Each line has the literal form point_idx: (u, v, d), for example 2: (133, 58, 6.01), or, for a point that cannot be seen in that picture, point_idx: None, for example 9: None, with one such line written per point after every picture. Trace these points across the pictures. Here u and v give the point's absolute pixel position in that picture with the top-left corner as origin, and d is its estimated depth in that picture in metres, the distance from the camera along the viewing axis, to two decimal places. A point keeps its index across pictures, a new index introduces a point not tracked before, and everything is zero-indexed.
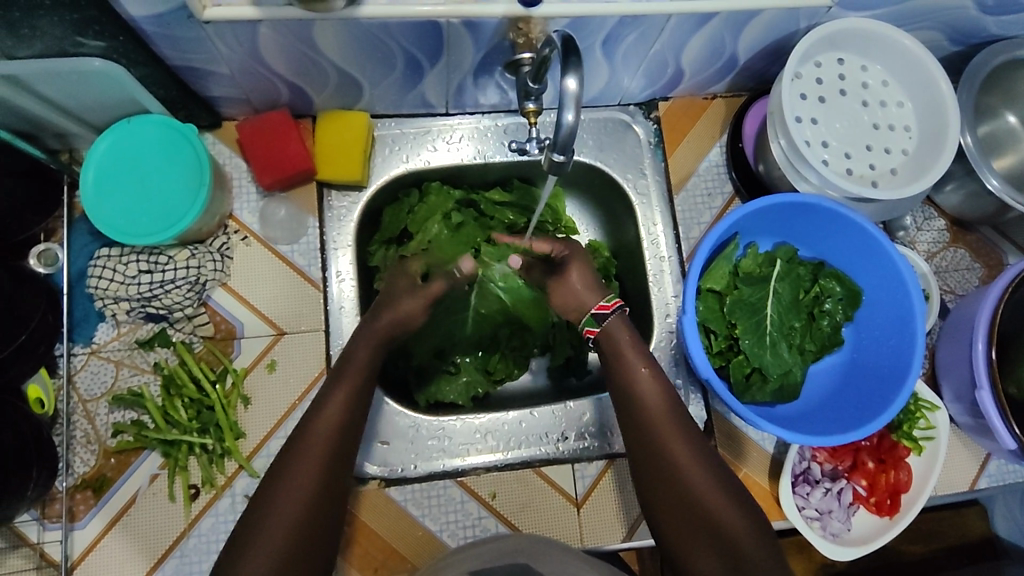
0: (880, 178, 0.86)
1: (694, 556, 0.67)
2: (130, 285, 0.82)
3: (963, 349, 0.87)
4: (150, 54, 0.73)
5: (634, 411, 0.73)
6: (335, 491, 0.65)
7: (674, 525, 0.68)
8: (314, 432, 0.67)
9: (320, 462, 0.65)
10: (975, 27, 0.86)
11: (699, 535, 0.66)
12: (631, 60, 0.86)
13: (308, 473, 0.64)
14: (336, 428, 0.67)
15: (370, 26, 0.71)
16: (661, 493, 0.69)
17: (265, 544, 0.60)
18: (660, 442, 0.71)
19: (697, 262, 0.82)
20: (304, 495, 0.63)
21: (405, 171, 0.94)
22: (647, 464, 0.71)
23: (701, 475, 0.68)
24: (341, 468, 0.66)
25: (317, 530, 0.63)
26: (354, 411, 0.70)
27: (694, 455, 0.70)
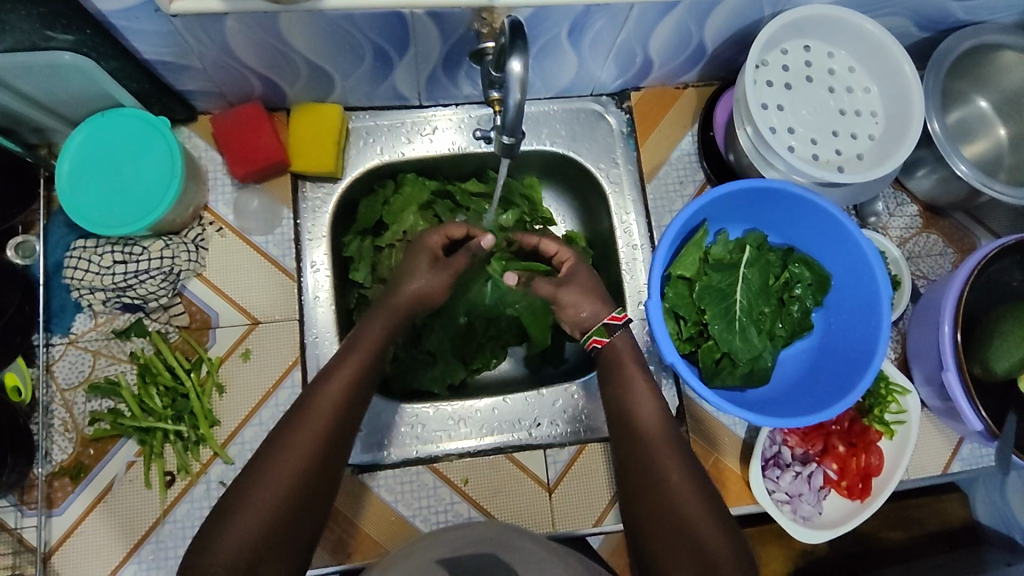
0: (846, 163, 0.87)
1: (659, 539, 0.68)
2: (105, 276, 0.84)
3: (931, 333, 0.88)
4: (121, 48, 0.75)
5: (625, 408, 0.79)
6: (322, 475, 0.67)
7: (646, 509, 0.71)
8: (309, 416, 0.69)
9: (311, 446, 0.67)
10: (941, 12, 0.86)
11: (666, 520, 0.69)
12: (599, 50, 0.87)
13: (297, 456, 0.66)
14: (333, 415, 0.69)
15: (335, 17, 0.72)
16: (637, 482, 0.73)
17: (246, 520, 0.62)
18: (644, 438, 0.75)
19: (664, 248, 0.83)
20: (290, 477, 0.65)
21: (379, 163, 0.95)
22: (631, 454, 0.75)
23: (680, 466, 0.72)
24: (332, 454, 0.68)
25: (300, 511, 0.65)
26: (352, 399, 0.72)
27: (674, 450, 0.74)
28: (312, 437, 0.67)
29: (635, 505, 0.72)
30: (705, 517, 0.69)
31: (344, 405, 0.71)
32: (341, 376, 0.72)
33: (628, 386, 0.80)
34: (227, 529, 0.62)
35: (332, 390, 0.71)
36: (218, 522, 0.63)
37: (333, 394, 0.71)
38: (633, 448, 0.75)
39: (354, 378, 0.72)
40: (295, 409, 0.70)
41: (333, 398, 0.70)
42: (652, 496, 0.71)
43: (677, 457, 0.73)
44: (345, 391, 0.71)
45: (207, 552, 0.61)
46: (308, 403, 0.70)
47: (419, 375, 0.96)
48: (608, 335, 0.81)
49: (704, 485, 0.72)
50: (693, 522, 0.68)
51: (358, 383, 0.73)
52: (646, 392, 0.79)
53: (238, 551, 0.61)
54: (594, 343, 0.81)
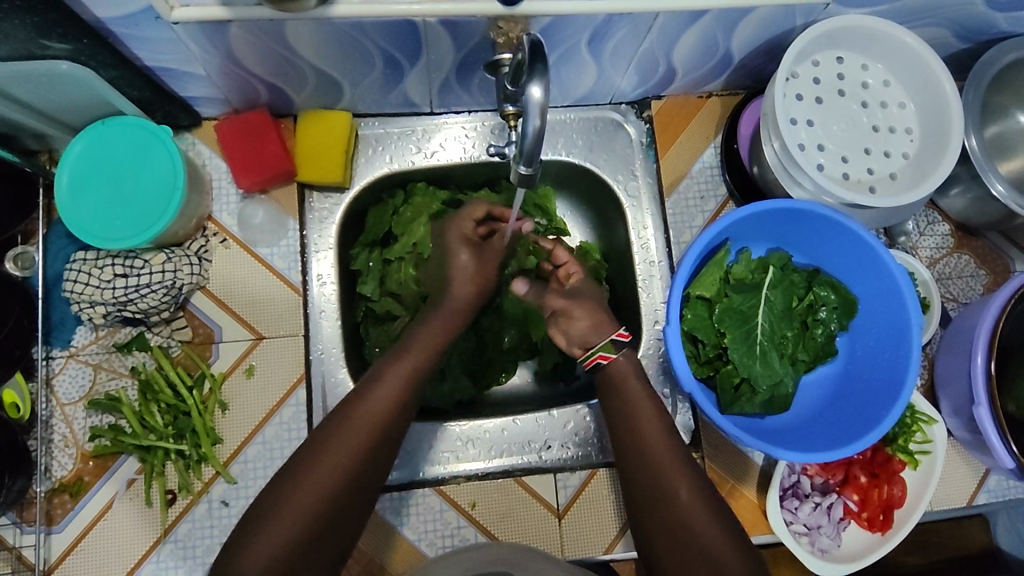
0: (878, 183, 0.83)
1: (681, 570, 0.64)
2: (105, 290, 0.80)
3: (962, 362, 0.84)
4: (120, 56, 0.71)
5: (632, 435, 0.74)
6: (361, 484, 0.64)
7: (662, 538, 0.67)
8: (356, 420, 0.66)
9: (354, 453, 0.64)
10: (984, 23, 0.82)
11: (686, 550, 0.65)
12: (620, 59, 0.83)
13: (339, 461, 0.63)
14: (378, 422, 0.67)
15: (344, 25, 0.69)
16: (650, 511, 0.68)
17: (274, 535, 0.59)
18: (654, 458, 0.71)
19: (684, 269, 0.80)
20: (330, 482, 0.62)
21: (388, 172, 0.92)
22: (642, 481, 0.70)
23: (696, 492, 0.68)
24: (375, 462, 0.66)
25: (335, 519, 0.62)
26: (401, 406, 0.69)
27: (687, 475, 0.69)
28: (356, 444, 0.65)
29: (649, 533, 0.68)
30: (728, 545, 0.65)
31: (389, 411, 0.68)
32: (388, 384, 0.69)
33: (637, 410, 0.75)
34: (261, 532, 0.60)
35: (379, 395, 0.68)
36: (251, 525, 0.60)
37: (382, 399, 0.68)
38: (643, 471, 0.70)
39: (403, 386, 0.70)
40: (341, 410, 0.68)
41: (380, 405, 0.67)
42: (666, 526, 0.67)
43: (692, 482, 0.69)
44: (395, 399, 0.69)
45: (238, 560, 0.59)
46: (354, 405, 0.67)
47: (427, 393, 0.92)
48: (615, 351, 0.80)
49: (719, 509, 0.67)
50: (713, 550, 0.64)
51: (406, 389, 0.70)
52: (653, 414, 0.75)
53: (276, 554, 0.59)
54: (600, 358, 0.80)
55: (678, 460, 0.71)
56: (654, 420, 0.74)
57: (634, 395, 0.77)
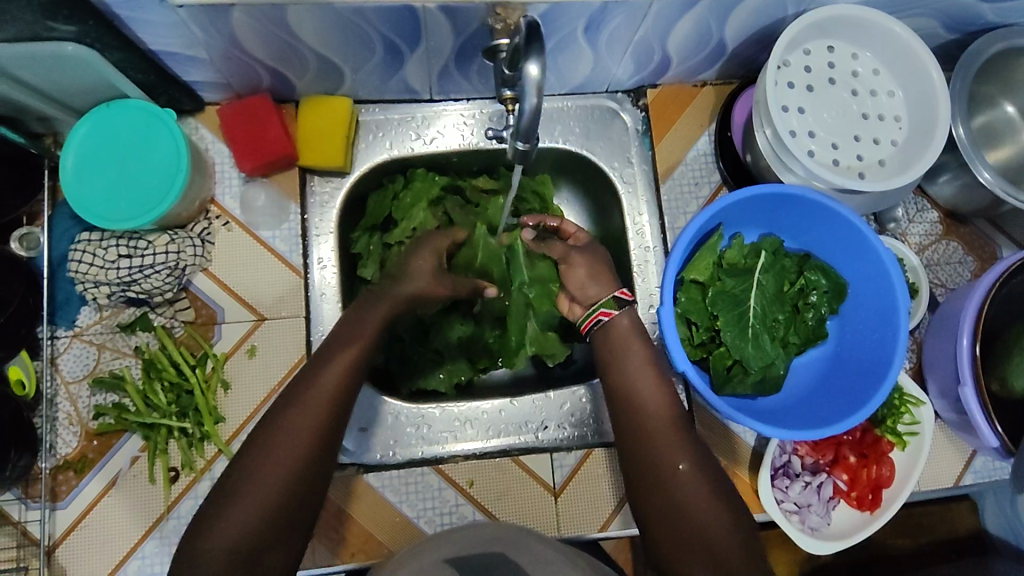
0: (868, 169, 0.84)
1: (680, 557, 0.66)
2: (109, 270, 0.82)
3: (948, 345, 0.86)
4: (125, 38, 0.73)
5: (633, 413, 0.75)
6: (319, 467, 0.64)
7: (660, 523, 0.68)
8: (307, 402, 0.66)
9: (312, 429, 0.64)
10: (971, 14, 0.84)
11: (684, 536, 0.66)
12: (616, 46, 0.84)
13: (293, 446, 0.63)
14: (331, 399, 0.66)
15: (345, 10, 0.70)
16: (649, 496, 0.69)
17: (237, 516, 0.61)
18: (652, 440, 0.72)
19: (678, 252, 0.81)
20: (286, 467, 0.62)
21: (388, 158, 0.93)
22: (641, 465, 0.71)
23: (696, 476, 0.69)
24: (331, 441, 0.65)
25: (296, 502, 0.63)
26: (351, 381, 0.68)
27: (687, 456, 0.70)
28: (310, 425, 0.65)
29: (648, 516, 0.69)
30: (724, 533, 0.66)
31: (345, 385, 0.68)
32: (337, 363, 0.68)
33: (637, 391, 0.76)
34: (222, 520, 0.61)
35: (329, 373, 0.67)
36: (213, 511, 0.61)
37: (331, 379, 0.67)
38: (644, 456, 0.71)
39: (354, 360, 0.69)
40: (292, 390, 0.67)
41: (331, 385, 0.67)
42: (666, 511, 0.68)
43: (692, 463, 0.70)
44: (343, 376, 0.68)
45: (202, 545, 0.60)
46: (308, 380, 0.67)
47: (425, 374, 0.94)
48: (616, 308, 0.80)
49: (719, 493, 0.68)
50: (710, 537, 0.65)
51: (354, 366, 0.69)
52: (656, 397, 0.75)
53: (241, 533, 0.60)
54: (601, 316, 0.81)
55: (681, 442, 0.72)
56: (656, 404, 0.75)
57: (635, 377, 0.77)
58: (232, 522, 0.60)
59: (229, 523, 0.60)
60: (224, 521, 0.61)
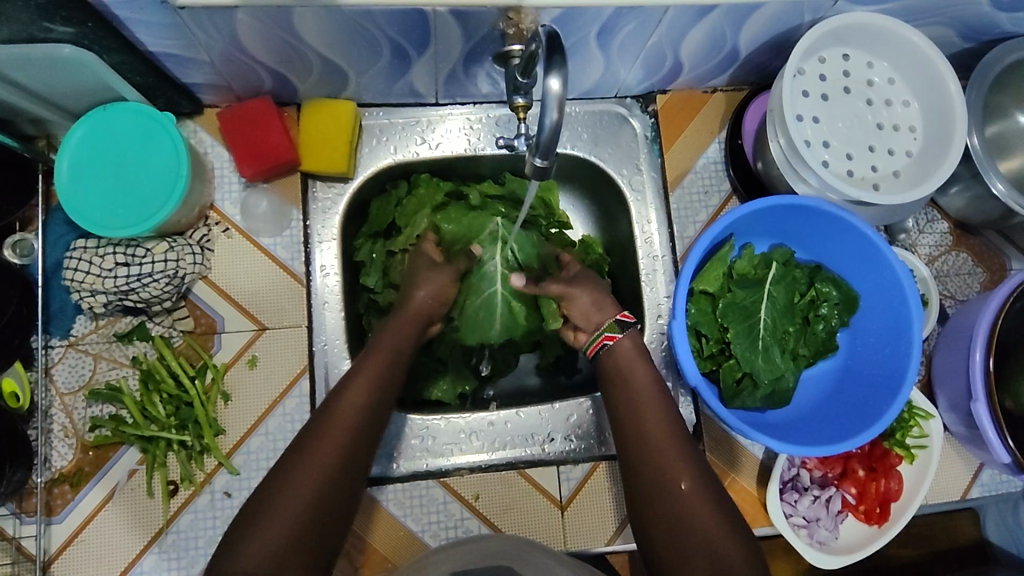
0: (882, 181, 0.83)
1: (682, 564, 0.64)
2: (106, 279, 0.79)
3: (960, 358, 0.85)
4: (124, 41, 0.70)
5: (637, 425, 0.74)
6: (339, 495, 0.63)
7: (662, 531, 0.67)
8: (328, 434, 0.65)
9: (337, 453, 0.64)
10: (988, 23, 0.82)
11: (684, 542, 0.65)
12: (628, 52, 0.82)
13: (312, 475, 0.62)
14: (353, 428, 0.67)
15: (352, 13, 0.68)
16: (651, 504, 0.68)
17: (263, 537, 0.59)
18: (656, 457, 0.70)
19: (690, 264, 0.80)
20: (309, 493, 0.61)
21: (392, 163, 0.91)
22: (643, 474, 0.70)
23: (698, 483, 0.68)
24: (353, 471, 0.65)
25: (317, 528, 0.61)
26: (370, 413, 0.69)
27: (689, 466, 0.69)
28: (332, 452, 0.64)
29: (648, 525, 0.68)
30: (728, 540, 0.64)
31: (366, 414, 0.68)
32: (356, 391, 0.69)
33: (641, 403, 0.75)
34: (241, 548, 0.58)
35: (351, 401, 0.68)
36: (231, 541, 0.59)
37: (353, 408, 0.68)
38: (646, 465, 0.71)
39: (371, 392, 0.70)
40: (313, 421, 0.67)
41: (351, 416, 0.67)
42: (666, 518, 0.67)
43: (695, 473, 0.69)
44: (364, 405, 0.68)
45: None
46: (330, 409, 0.68)
47: (430, 384, 0.92)
48: (620, 331, 0.80)
49: (720, 502, 0.67)
50: (712, 543, 0.64)
51: (374, 395, 0.70)
52: (659, 406, 0.75)
53: (268, 555, 0.58)
54: (606, 340, 0.80)
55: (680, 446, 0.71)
56: (660, 412, 0.74)
57: (638, 387, 0.76)
58: (255, 545, 0.58)
59: (253, 544, 0.58)
60: (247, 543, 0.59)
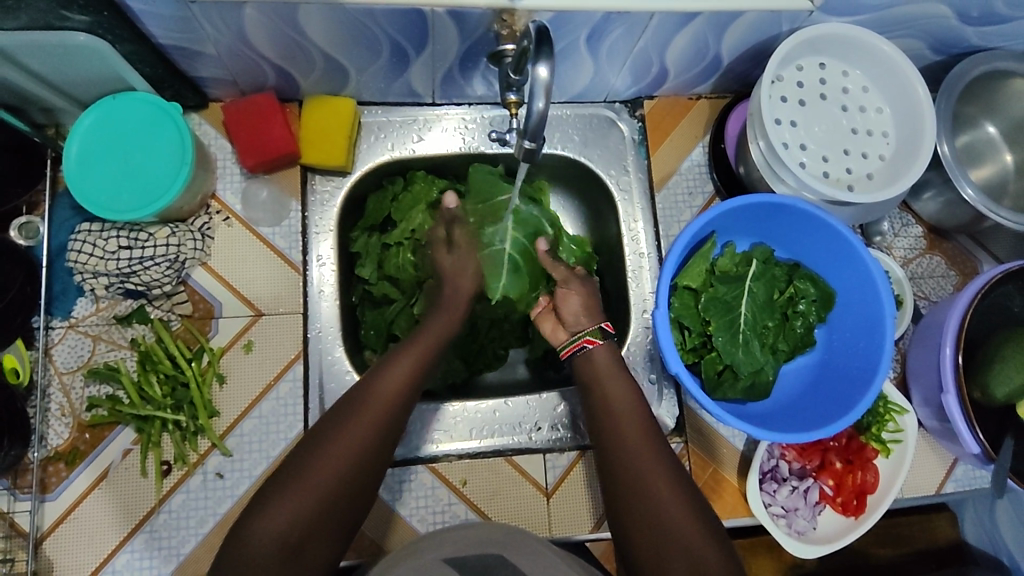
0: (856, 182, 0.87)
1: (657, 559, 0.64)
2: (109, 261, 0.82)
3: (931, 354, 0.89)
4: (136, 32, 0.74)
5: (614, 428, 0.73)
6: (365, 477, 0.64)
7: (640, 528, 0.66)
8: (364, 416, 0.66)
9: (372, 436, 0.65)
10: (956, 37, 0.87)
11: (662, 541, 0.64)
12: (617, 57, 0.86)
13: (344, 454, 0.63)
14: (385, 415, 0.67)
15: (356, 11, 0.72)
16: (633, 514, 0.67)
17: (292, 505, 0.60)
18: (637, 454, 0.70)
19: (672, 258, 0.83)
20: (345, 464, 0.63)
21: (389, 159, 0.94)
22: (623, 493, 0.69)
23: (678, 495, 0.67)
24: (375, 459, 0.65)
25: (345, 501, 0.63)
26: (407, 398, 0.70)
27: (666, 466, 0.69)
28: (369, 430, 0.66)
29: (626, 526, 0.68)
30: (704, 540, 0.64)
31: (405, 398, 0.69)
32: (398, 373, 0.70)
33: (615, 403, 0.75)
34: (271, 509, 0.60)
35: (392, 382, 0.69)
36: (261, 502, 0.61)
37: (396, 386, 0.69)
38: (625, 484, 0.69)
39: (409, 379, 0.71)
40: (345, 405, 0.68)
41: (388, 399, 0.68)
42: (644, 518, 0.66)
43: (671, 474, 0.69)
44: (405, 387, 0.70)
45: (248, 531, 0.60)
46: (370, 391, 0.68)
47: None
48: (601, 337, 0.80)
49: (697, 505, 0.67)
50: (689, 541, 0.64)
51: (415, 380, 0.71)
52: (639, 413, 0.75)
53: (290, 526, 0.60)
54: (586, 342, 0.80)
55: (657, 450, 0.71)
56: (636, 421, 0.74)
57: (613, 398, 0.76)
58: (281, 512, 0.60)
59: (279, 512, 0.60)
60: (273, 510, 0.60)
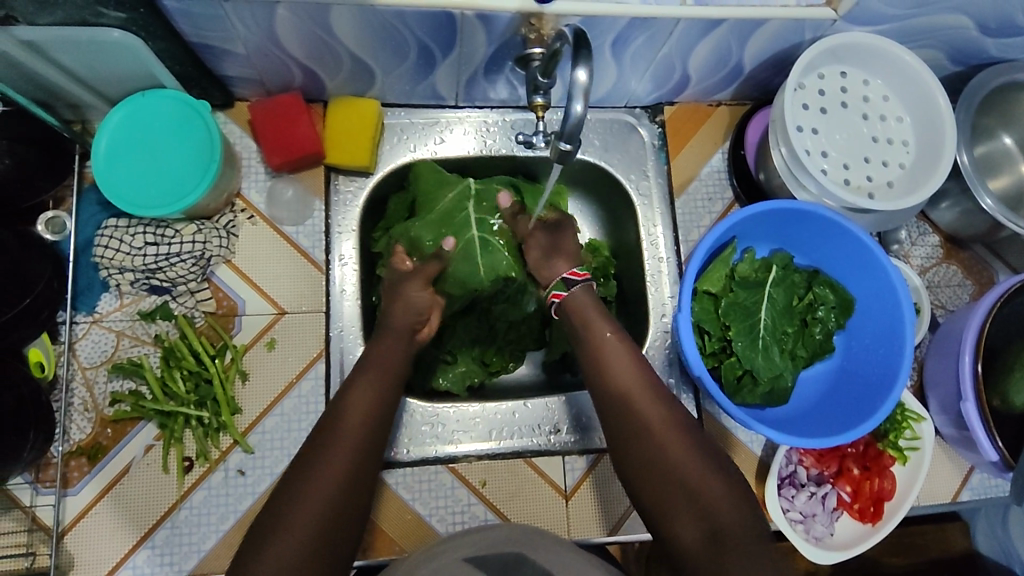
0: (876, 191, 0.88)
1: (670, 515, 0.67)
2: (135, 257, 0.83)
3: (949, 362, 0.89)
4: (169, 30, 0.74)
5: (613, 394, 0.73)
6: (352, 504, 0.65)
7: (651, 487, 0.68)
8: (337, 444, 0.68)
9: (348, 463, 0.67)
10: (976, 48, 0.88)
11: (675, 499, 0.67)
12: (639, 63, 0.87)
13: (325, 484, 0.65)
14: (357, 441, 0.69)
15: (386, 13, 0.72)
16: (684, 519, 0.66)
17: (284, 543, 0.61)
18: (640, 419, 0.71)
19: (694, 263, 0.83)
20: (328, 493, 0.64)
21: (412, 160, 0.95)
22: (668, 496, 0.67)
23: (730, 499, 0.66)
24: (362, 479, 0.67)
25: (337, 531, 0.64)
26: (375, 420, 0.71)
27: (672, 428, 0.70)
28: (345, 457, 0.67)
29: (638, 486, 0.70)
30: (718, 496, 0.67)
31: (373, 419, 0.71)
32: (359, 400, 0.72)
33: (611, 367, 0.74)
34: (263, 554, 0.61)
35: (356, 410, 0.71)
36: (250, 552, 0.61)
37: (360, 412, 0.71)
38: (663, 480, 0.68)
39: (374, 399, 0.73)
40: (321, 434, 0.70)
41: (357, 424, 0.70)
42: (657, 478, 0.68)
43: (678, 432, 0.70)
44: (370, 410, 0.72)
45: None
46: (335, 422, 0.70)
47: (436, 375, 0.94)
48: (566, 288, 0.81)
49: (711, 464, 0.69)
50: (702, 499, 0.66)
51: (379, 402, 0.73)
52: (637, 372, 0.74)
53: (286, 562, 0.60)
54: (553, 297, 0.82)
55: (659, 410, 0.71)
56: (637, 382, 0.73)
57: (610, 359, 0.75)
58: (273, 555, 0.60)
59: (271, 555, 0.60)
60: (265, 556, 0.60)
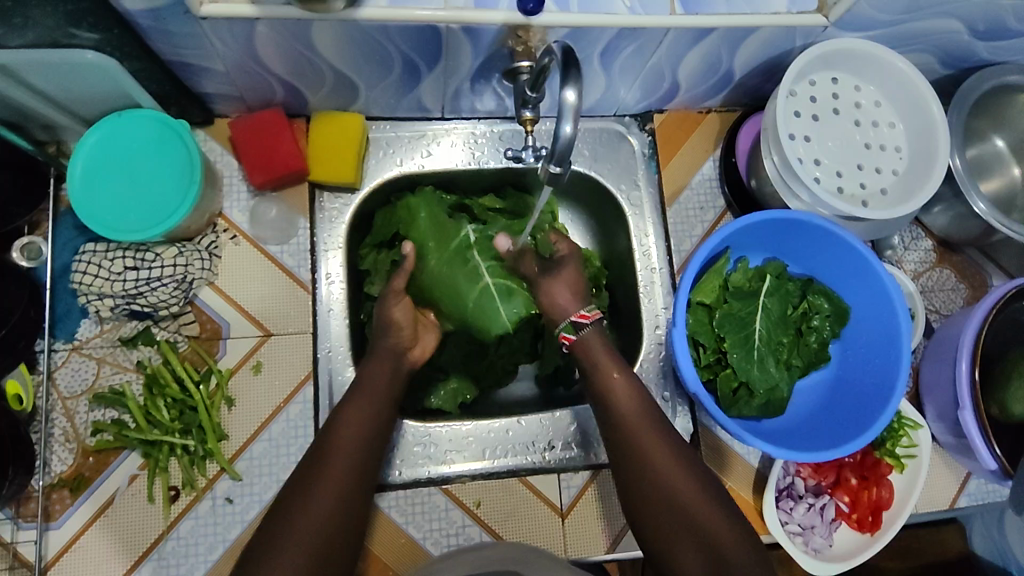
0: (870, 198, 0.87)
1: (670, 545, 0.66)
2: (115, 282, 0.81)
3: (946, 369, 0.89)
4: (145, 49, 0.72)
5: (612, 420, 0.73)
6: (345, 530, 0.63)
7: (653, 517, 0.67)
8: (329, 469, 0.65)
9: (340, 487, 0.64)
10: (966, 51, 0.87)
11: (675, 527, 0.66)
12: (629, 72, 0.86)
13: (318, 510, 0.62)
14: (349, 464, 0.66)
15: (369, 27, 0.70)
16: (682, 545, 0.65)
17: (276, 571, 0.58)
18: (639, 445, 0.70)
19: (689, 275, 0.82)
20: (321, 519, 0.62)
21: (398, 175, 0.93)
22: (666, 524, 0.66)
23: (727, 523, 0.65)
24: (354, 504, 0.65)
25: (330, 560, 0.61)
26: (366, 444, 0.69)
27: (670, 454, 0.70)
28: (338, 482, 0.65)
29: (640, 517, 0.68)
30: (719, 524, 0.65)
31: (365, 442, 0.69)
32: (351, 423, 0.70)
33: (612, 395, 0.74)
34: None
35: (347, 433, 0.69)
36: None
37: (352, 435, 0.69)
38: (660, 507, 0.67)
39: (365, 421, 0.71)
40: (312, 459, 0.67)
41: (348, 447, 0.68)
42: (656, 506, 0.67)
43: (677, 460, 0.69)
44: (361, 433, 0.70)
45: None
46: (327, 445, 0.68)
47: (430, 393, 0.93)
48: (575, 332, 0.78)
49: (712, 493, 0.68)
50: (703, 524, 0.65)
51: (369, 425, 0.71)
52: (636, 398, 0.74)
53: None
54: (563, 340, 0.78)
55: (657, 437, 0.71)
56: (635, 409, 0.73)
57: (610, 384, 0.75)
58: None
59: None
60: None
